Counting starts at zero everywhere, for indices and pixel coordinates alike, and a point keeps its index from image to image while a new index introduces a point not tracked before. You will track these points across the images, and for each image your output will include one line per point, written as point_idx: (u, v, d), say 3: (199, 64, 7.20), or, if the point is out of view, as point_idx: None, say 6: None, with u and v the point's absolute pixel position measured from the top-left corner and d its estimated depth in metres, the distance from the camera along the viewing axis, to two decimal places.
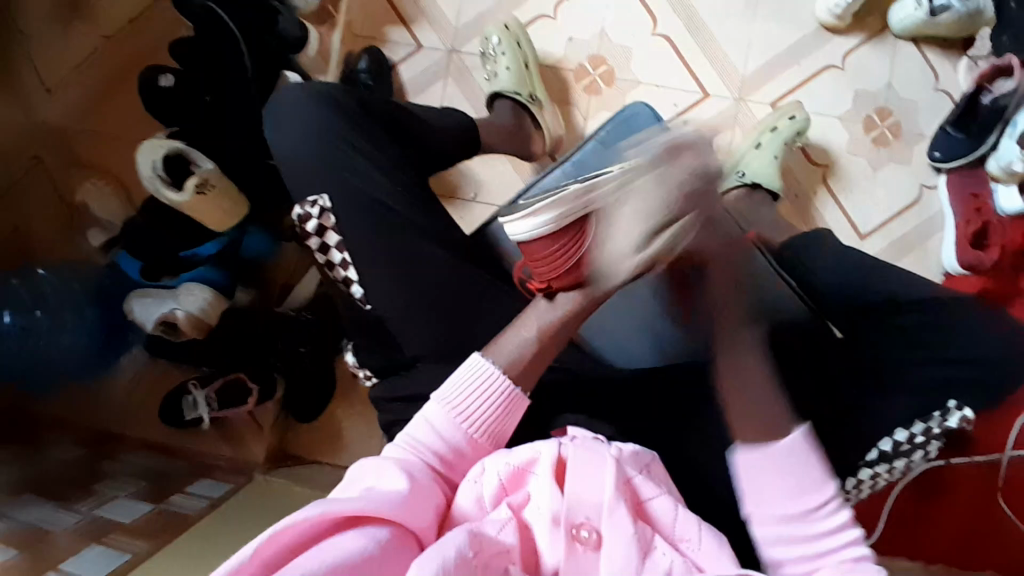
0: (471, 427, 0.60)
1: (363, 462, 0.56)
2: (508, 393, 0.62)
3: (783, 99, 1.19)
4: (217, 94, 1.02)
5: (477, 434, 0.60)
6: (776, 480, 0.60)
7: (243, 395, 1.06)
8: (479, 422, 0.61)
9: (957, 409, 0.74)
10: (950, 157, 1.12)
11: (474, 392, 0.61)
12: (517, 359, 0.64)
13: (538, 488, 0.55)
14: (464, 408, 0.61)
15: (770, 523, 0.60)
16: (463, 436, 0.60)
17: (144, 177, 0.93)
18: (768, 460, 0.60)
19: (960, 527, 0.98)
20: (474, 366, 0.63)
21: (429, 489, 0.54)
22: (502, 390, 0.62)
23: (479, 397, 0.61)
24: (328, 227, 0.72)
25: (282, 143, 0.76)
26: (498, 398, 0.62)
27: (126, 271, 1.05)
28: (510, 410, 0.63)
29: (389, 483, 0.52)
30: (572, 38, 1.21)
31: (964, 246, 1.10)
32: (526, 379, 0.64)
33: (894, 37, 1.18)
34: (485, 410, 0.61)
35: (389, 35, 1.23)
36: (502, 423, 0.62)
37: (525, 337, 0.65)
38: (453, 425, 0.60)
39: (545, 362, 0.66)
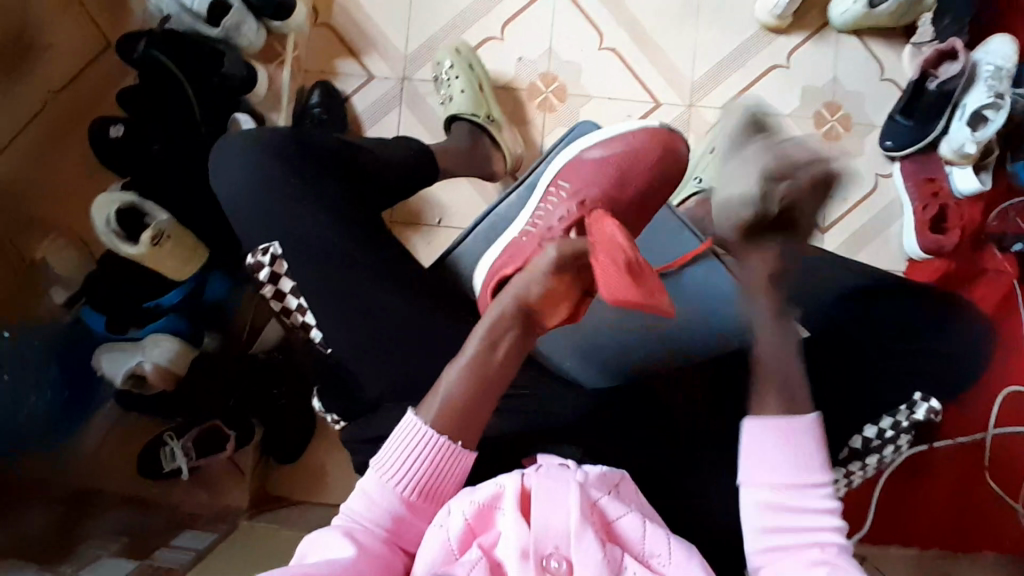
0: (406, 487, 0.59)
1: (312, 537, 0.57)
2: (436, 447, 0.59)
3: (733, 101, 1.21)
4: (170, 143, 1.01)
5: (414, 496, 0.59)
6: (784, 450, 0.61)
7: (221, 442, 1.05)
8: (412, 480, 0.59)
9: (924, 401, 0.78)
10: (902, 145, 1.15)
11: (406, 454, 0.59)
12: (447, 404, 0.60)
13: (505, 525, 0.54)
14: (398, 472, 0.59)
15: (766, 487, 0.60)
16: (402, 495, 0.58)
17: (99, 234, 0.92)
18: (777, 427, 0.61)
19: (952, 511, 1.00)
20: (405, 422, 0.60)
21: (378, 552, 0.55)
22: (429, 444, 0.59)
23: (411, 458, 0.59)
24: (281, 274, 0.73)
25: (231, 191, 0.76)
26: (429, 454, 0.59)
27: (92, 325, 1.02)
28: (445, 464, 0.59)
29: (336, 551, 0.54)
30: (521, 57, 1.23)
31: (922, 230, 1.12)
32: (461, 429, 0.60)
33: (836, 32, 1.21)
34: (418, 470, 0.59)
35: (340, 67, 1.24)
36: (438, 480, 0.59)
37: (453, 377, 0.61)
38: (389, 487, 0.59)
39: (478, 404, 0.61)
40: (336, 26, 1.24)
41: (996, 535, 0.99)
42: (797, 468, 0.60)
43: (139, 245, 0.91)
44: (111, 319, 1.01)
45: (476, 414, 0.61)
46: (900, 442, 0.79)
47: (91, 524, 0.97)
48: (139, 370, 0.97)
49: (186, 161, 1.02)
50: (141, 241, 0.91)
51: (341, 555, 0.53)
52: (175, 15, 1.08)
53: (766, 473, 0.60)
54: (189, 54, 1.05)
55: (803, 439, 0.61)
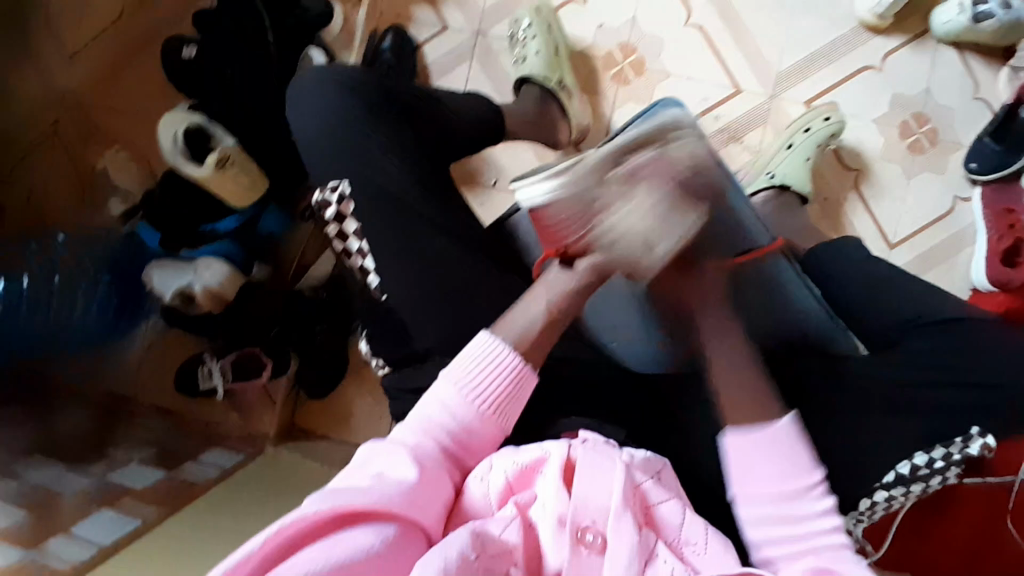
0: (481, 404, 0.60)
1: (371, 447, 0.57)
2: (517, 368, 0.62)
3: (817, 99, 1.15)
4: (241, 69, 1.01)
5: (488, 410, 0.60)
6: (765, 461, 0.59)
7: (258, 369, 1.08)
8: (488, 395, 0.61)
9: (979, 436, 0.69)
10: (987, 169, 1.08)
11: (487, 367, 0.61)
12: (528, 330, 0.65)
13: (544, 489, 0.54)
14: (475, 384, 0.61)
15: (757, 504, 0.59)
16: (472, 415, 0.59)
17: (166, 151, 0.93)
18: (757, 442, 0.60)
19: None
20: (485, 340, 0.63)
21: (439, 477, 0.55)
22: (512, 364, 0.62)
23: (492, 373, 0.61)
24: (346, 215, 0.71)
25: (303, 125, 0.75)
26: (508, 372, 0.62)
27: (145, 241, 1.04)
28: (521, 385, 0.62)
29: (400, 470, 0.53)
30: (602, 24, 1.18)
31: (994, 260, 1.06)
32: (536, 355, 0.64)
33: (935, 41, 1.13)
34: (495, 387, 0.61)
35: (415, 13, 1.21)
36: (512, 400, 0.62)
37: (535, 311, 0.66)
38: (464, 403, 0.59)
39: (554, 335, 0.67)
40: None
41: None
42: (782, 477, 0.59)
43: (203, 167, 0.92)
44: (164, 238, 1.03)
45: (549, 341, 0.66)
46: (947, 476, 0.70)
47: (123, 430, 0.99)
48: (189, 291, 1.00)
49: (254, 90, 1.01)
50: (206, 163, 0.92)
51: (406, 477, 0.52)
52: None
53: (752, 487, 0.59)
54: None
55: (783, 441, 0.60)
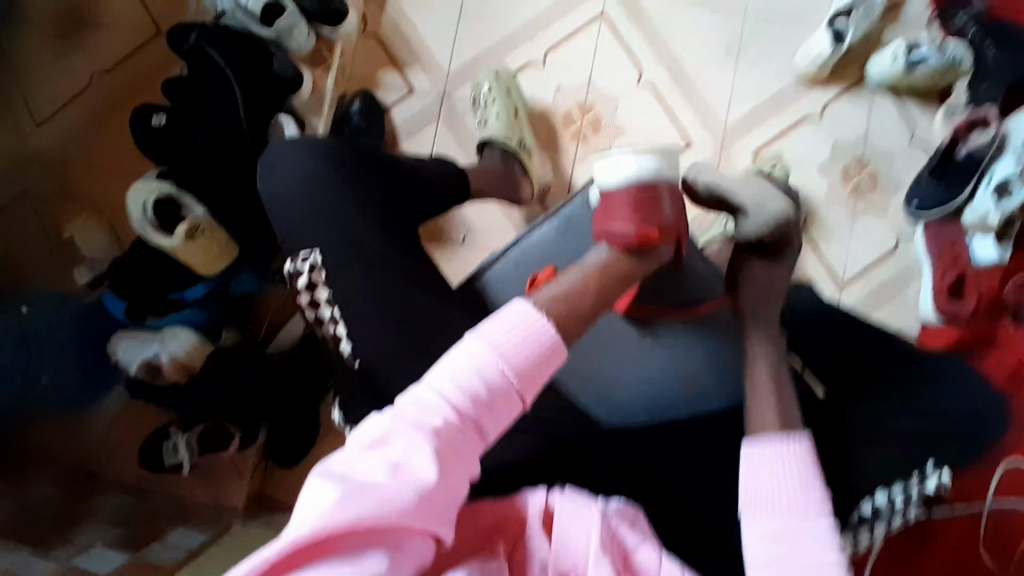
0: (513, 374, 0.53)
1: (392, 417, 0.52)
2: (552, 342, 0.56)
3: (763, 150, 1.22)
4: (213, 137, 1.03)
5: (517, 380, 0.54)
6: (778, 477, 0.61)
7: (226, 441, 1.06)
8: (519, 364, 0.54)
9: (936, 471, 0.73)
10: (928, 207, 1.14)
11: (518, 336, 0.55)
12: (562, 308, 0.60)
13: (529, 538, 0.57)
14: (505, 352, 0.54)
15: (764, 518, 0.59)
16: (501, 385, 0.53)
17: (133, 221, 0.94)
18: (769, 457, 0.63)
19: None
20: (521, 308, 0.57)
21: (458, 455, 0.51)
22: (545, 337, 0.56)
23: (523, 343, 0.55)
24: (318, 284, 0.73)
25: (277, 194, 0.77)
26: (541, 344, 0.56)
27: (110, 309, 1.03)
28: (552, 356, 0.56)
29: (417, 464, 0.49)
30: (560, 86, 1.25)
31: (940, 295, 1.12)
32: (569, 330, 0.59)
33: (871, 90, 1.22)
34: (527, 356, 0.54)
35: (382, 78, 1.26)
36: (545, 366, 0.56)
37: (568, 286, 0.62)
38: (494, 373, 0.53)
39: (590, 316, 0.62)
40: (383, 38, 1.27)
41: None
42: (794, 487, 0.60)
43: (174, 237, 0.93)
44: (130, 306, 1.02)
45: (583, 317, 0.61)
46: (910, 514, 0.72)
47: (87, 506, 0.96)
48: (156, 360, 0.99)
49: (226, 157, 1.03)
50: (176, 234, 0.93)
51: (423, 476, 0.49)
52: (228, 12, 1.11)
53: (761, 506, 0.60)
54: (236, 49, 1.06)
55: (798, 458, 0.62)
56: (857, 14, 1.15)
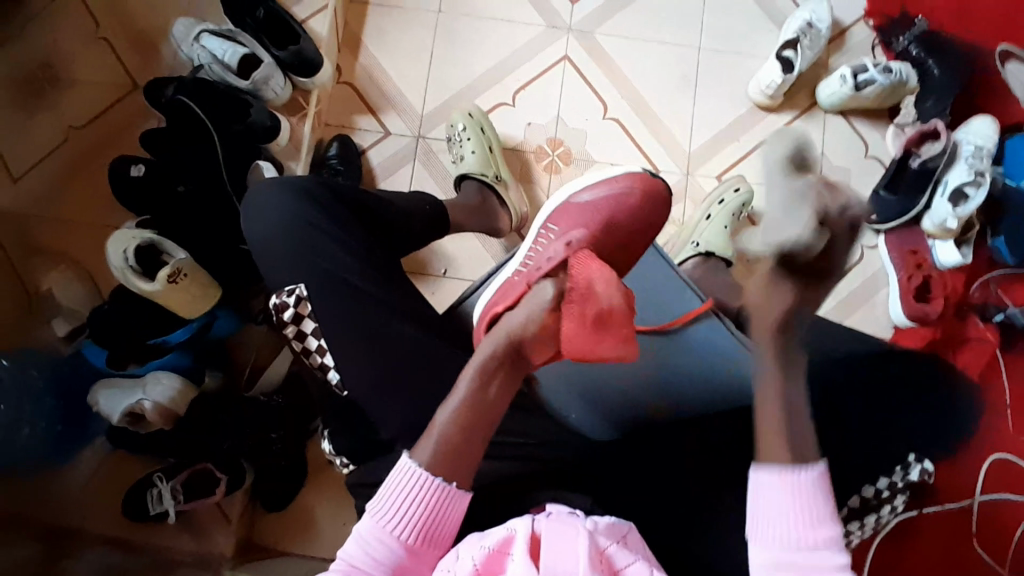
0: (405, 534, 0.61)
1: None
2: (436, 491, 0.61)
3: (727, 172, 1.28)
4: (192, 183, 1.05)
5: (409, 538, 0.61)
6: (788, 516, 0.57)
7: (211, 485, 1.04)
8: (411, 527, 0.61)
9: (917, 462, 0.77)
10: (887, 219, 1.22)
11: (403, 496, 0.61)
12: (440, 452, 0.63)
13: (513, 569, 0.56)
14: (395, 513, 0.61)
15: (772, 548, 0.56)
16: (398, 545, 0.60)
17: (115, 269, 0.93)
18: (781, 486, 0.58)
19: (937, 570, 1.07)
20: (400, 464, 0.62)
21: None
22: (432, 492, 0.61)
23: (410, 502, 0.61)
24: (305, 315, 0.74)
25: (259, 234, 0.79)
26: (429, 499, 0.61)
27: (91, 360, 1.02)
28: (446, 509, 0.62)
29: None
30: (530, 122, 1.30)
31: (908, 297, 1.18)
32: (462, 473, 0.63)
33: (823, 112, 1.30)
34: (417, 514, 0.61)
35: (357, 123, 1.31)
36: (436, 522, 0.62)
37: (449, 410, 0.65)
38: (387, 533, 0.61)
39: (475, 446, 0.64)
40: (357, 85, 1.32)
41: None
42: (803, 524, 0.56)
43: (155, 281, 0.93)
44: (111, 355, 1.00)
45: (475, 445, 0.64)
46: (895, 502, 0.78)
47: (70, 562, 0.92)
48: (139, 408, 0.98)
49: (210, 204, 1.05)
50: (158, 278, 0.93)
51: None
52: (207, 65, 1.15)
53: (770, 532, 0.57)
54: (215, 103, 1.09)
55: (810, 492, 0.57)
56: (803, 46, 1.24)
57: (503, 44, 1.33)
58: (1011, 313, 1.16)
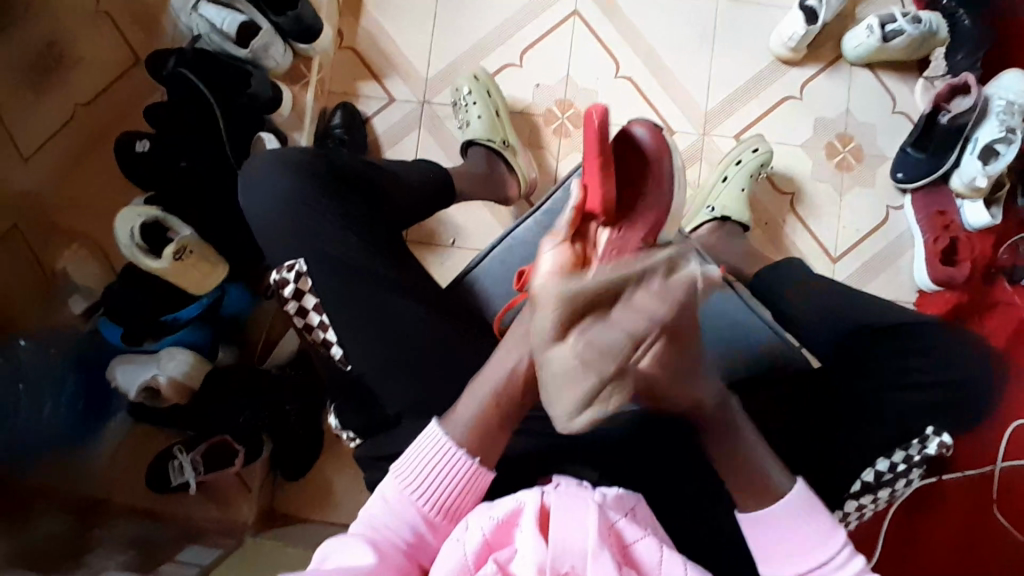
0: (428, 503, 0.62)
1: (331, 542, 0.60)
2: (466, 462, 0.64)
3: (745, 131, 1.23)
4: (195, 159, 1.02)
5: (431, 510, 0.62)
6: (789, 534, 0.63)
7: (231, 456, 1.06)
8: (435, 498, 0.63)
9: (935, 435, 0.75)
10: (914, 177, 1.16)
11: (431, 466, 0.64)
12: (470, 428, 0.64)
13: (523, 541, 0.56)
14: (420, 484, 0.63)
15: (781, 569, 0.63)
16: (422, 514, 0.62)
17: (122, 246, 0.93)
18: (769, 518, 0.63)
19: (954, 536, 1.06)
20: (430, 431, 0.65)
21: (396, 562, 0.58)
22: (461, 463, 0.63)
23: (437, 473, 0.63)
24: (305, 291, 0.73)
25: (259, 209, 0.78)
26: (456, 472, 0.64)
27: (108, 337, 1.04)
28: (470, 485, 0.64)
29: (357, 557, 0.57)
30: (539, 84, 1.25)
31: (935, 261, 1.13)
32: (488, 448, 0.64)
33: (849, 64, 1.23)
34: (443, 486, 0.63)
35: (361, 90, 1.27)
36: (461, 498, 0.64)
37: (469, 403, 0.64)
38: (412, 501, 0.62)
39: (496, 428, 0.64)
40: (359, 50, 1.28)
41: (993, 564, 1.05)
42: (799, 550, 0.62)
43: (163, 258, 0.93)
44: (127, 333, 1.01)
45: (496, 432, 0.65)
46: (911, 476, 0.76)
47: (99, 532, 0.95)
48: (155, 383, 1.00)
49: (214, 179, 1.04)
50: (165, 255, 0.93)
51: (363, 563, 0.56)
52: (205, 35, 1.12)
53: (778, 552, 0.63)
54: (220, 76, 1.07)
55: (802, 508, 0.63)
56: None
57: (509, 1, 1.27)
58: None
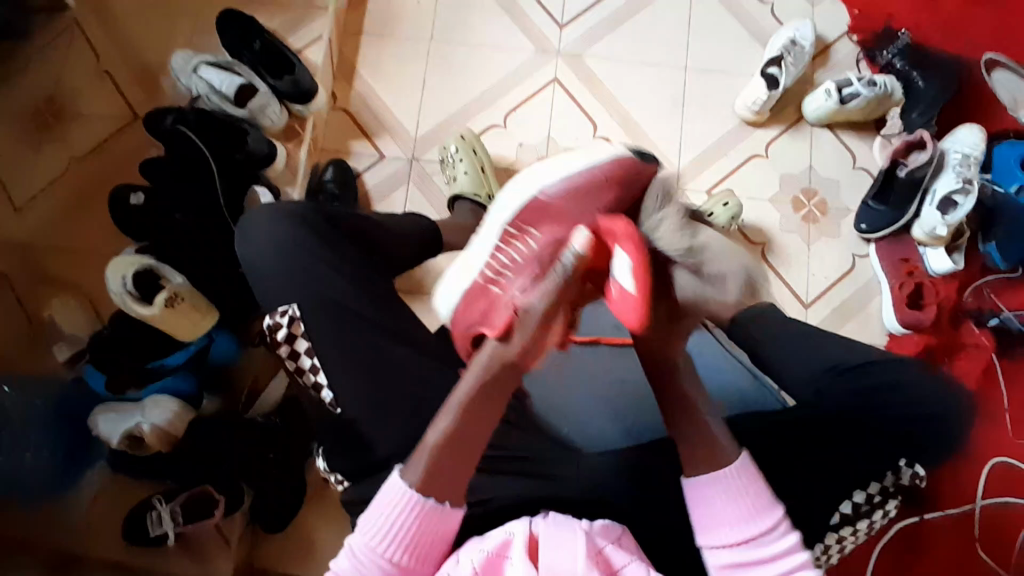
0: (391, 552, 0.63)
1: None
2: (423, 511, 0.63)
3: (716, 186, 1.30)
4: (189, 213, 1.07)
5: (397, 558, 0.63)
6: (728, 506, 0.65)
7: (209, 508, 1.03)
8: (398, 545, 0.63)
9: (909, 467, 0.79)
10: (876, 228, 1.23)
11: (387, 517, 0.63)
12: (432, 471, 0.63)
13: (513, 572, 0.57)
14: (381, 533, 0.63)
15: (720, 543, 0.65)
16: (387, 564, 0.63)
17: (114, 295, 0.95)
18: (714, 486, 0.66)
19: None
20: (389, 483, 0.64)
21: None
22: (416, 511, 0.63)
23: (394, 522, 0.63)
24: (297, 334, 0.75)
25: (253, 257, 0.81)
26: (412, 520, 0.63)
27: (92, 385, 1.04)
28: (433, 529, 0.63)
29: None
30: (522, 143, 1.33)
31: (901, 306, 1.19)
32: (454, 488, 0.64)
33: (810, 125, 1.32)
34: (402, 536, 0.63)
35: (353, 147, 1.33)
36: (426, 543, 0.63)
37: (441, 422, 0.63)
38: (375, 551, 0.63)
39: (468, 463, 0.63)
40: (352, 112, 1.35)
41: None
42: (743, 519, 0.65)
43: (153, 306, 0.95)
44: (111, 379, 1.02)
45: (469, 453, 0.63)
46: (889, 507, 0.78)
47: None
48: (137, 431, 0.99)
49: (207, 229, 1.07)
50: (156, 302, 0.95)
51: None
52: (204, 96, 1.19)
53: (718, 526, 0.65)
54: (213, 131, 1.12)
55: (744, 481, 0.65)
56: (787, 62, 1.28)
57: (493, 68, 1.36)
58: (1006, 317, 1.17)
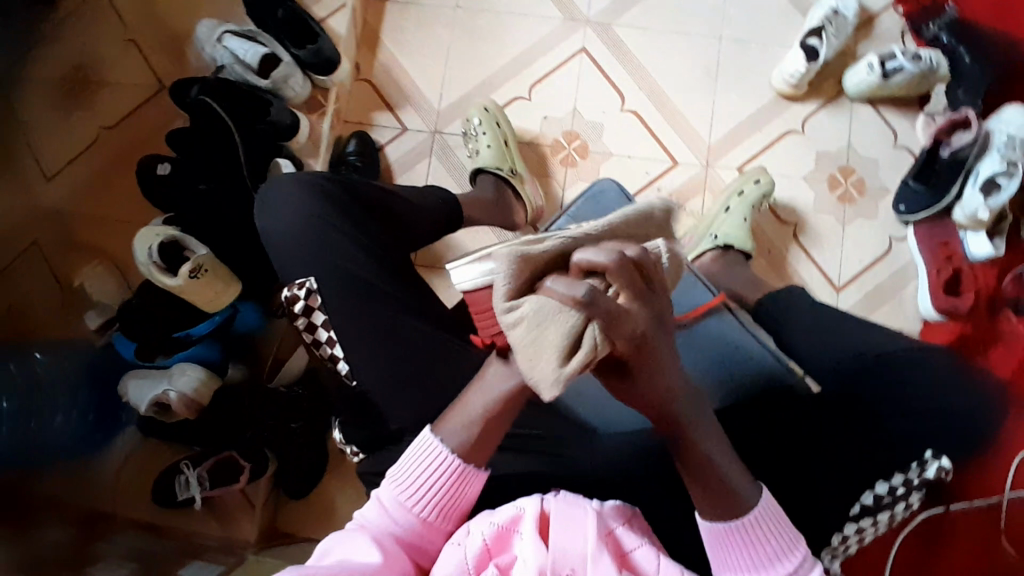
0: (422, 508, 0.62)
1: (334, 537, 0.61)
2: (458, 469, 0.63)
3: (748, 163, 1.26)
4: (215, 183, 1.07)
5: (427, 514, 0.62)
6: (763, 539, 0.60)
7: (234, 473, 1.07)
8: (424, 503, 0.63)
9: (933, 460, 0.78)
10: (915, 210, 1.17)
11: (424, 469, 0.63)
12: (466, 439, 0.62)
13: (522, 548, 0.57)
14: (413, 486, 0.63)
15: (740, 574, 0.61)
16: (416, 518, 0.62)
17: (139, 263, 0.97)
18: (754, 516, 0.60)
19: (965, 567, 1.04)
20: (422, 439, 0.64)
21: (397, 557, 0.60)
22: (452, 467, 0.63)
23: (428, 477, 0.63)
24: (315, 307, 0.75)
25: (274, 229, 0.81)
26: (448, 475, 0.63)
27: (121, 351, 1.07)
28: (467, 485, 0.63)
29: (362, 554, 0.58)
30: (547, 116, 1.30)
31: (937, 292, 1.14)
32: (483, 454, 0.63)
33: (850, 100, 1.26)
34: (434, 492, 0.63)
35: (376, 119, 1.32)
36: (456, 498, 0.63)
37: (475, 408, 0.62)
38: (405, 506, 0.62)
39: (495, 437, 0.63)
40: (375, 83, 1.33)
41: None
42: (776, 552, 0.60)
43: (179, 276, 0.96)
44: (139, 347, 1.04)
45: (495, 433, 0.63)
46: (911, 499, 0.76)
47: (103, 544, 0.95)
48: (165, 398, 1.01)
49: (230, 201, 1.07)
50: (180, 273, 0.96)
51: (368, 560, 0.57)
52: (228, 65, 1.17)
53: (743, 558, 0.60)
54: (236, 102, 1.12)
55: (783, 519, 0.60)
56: (828, 33, 1.21)
57: (519, 38, 1.32)
58: None
